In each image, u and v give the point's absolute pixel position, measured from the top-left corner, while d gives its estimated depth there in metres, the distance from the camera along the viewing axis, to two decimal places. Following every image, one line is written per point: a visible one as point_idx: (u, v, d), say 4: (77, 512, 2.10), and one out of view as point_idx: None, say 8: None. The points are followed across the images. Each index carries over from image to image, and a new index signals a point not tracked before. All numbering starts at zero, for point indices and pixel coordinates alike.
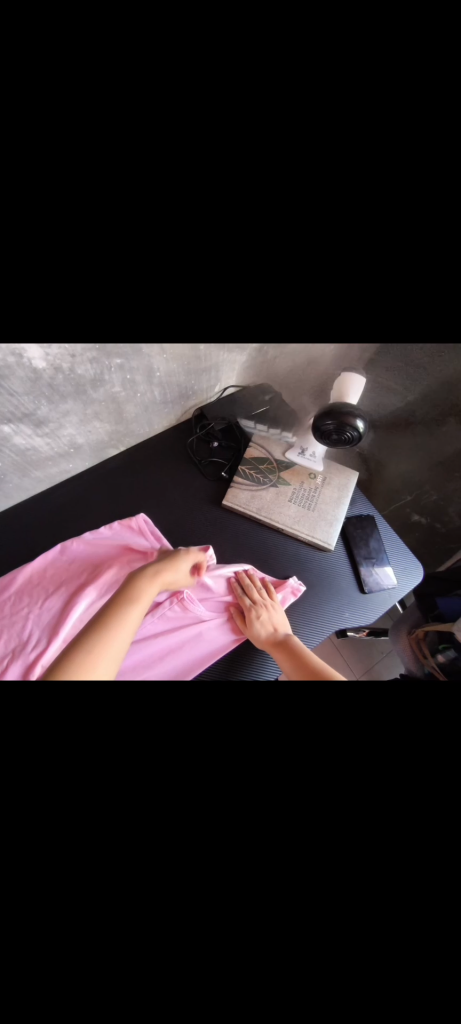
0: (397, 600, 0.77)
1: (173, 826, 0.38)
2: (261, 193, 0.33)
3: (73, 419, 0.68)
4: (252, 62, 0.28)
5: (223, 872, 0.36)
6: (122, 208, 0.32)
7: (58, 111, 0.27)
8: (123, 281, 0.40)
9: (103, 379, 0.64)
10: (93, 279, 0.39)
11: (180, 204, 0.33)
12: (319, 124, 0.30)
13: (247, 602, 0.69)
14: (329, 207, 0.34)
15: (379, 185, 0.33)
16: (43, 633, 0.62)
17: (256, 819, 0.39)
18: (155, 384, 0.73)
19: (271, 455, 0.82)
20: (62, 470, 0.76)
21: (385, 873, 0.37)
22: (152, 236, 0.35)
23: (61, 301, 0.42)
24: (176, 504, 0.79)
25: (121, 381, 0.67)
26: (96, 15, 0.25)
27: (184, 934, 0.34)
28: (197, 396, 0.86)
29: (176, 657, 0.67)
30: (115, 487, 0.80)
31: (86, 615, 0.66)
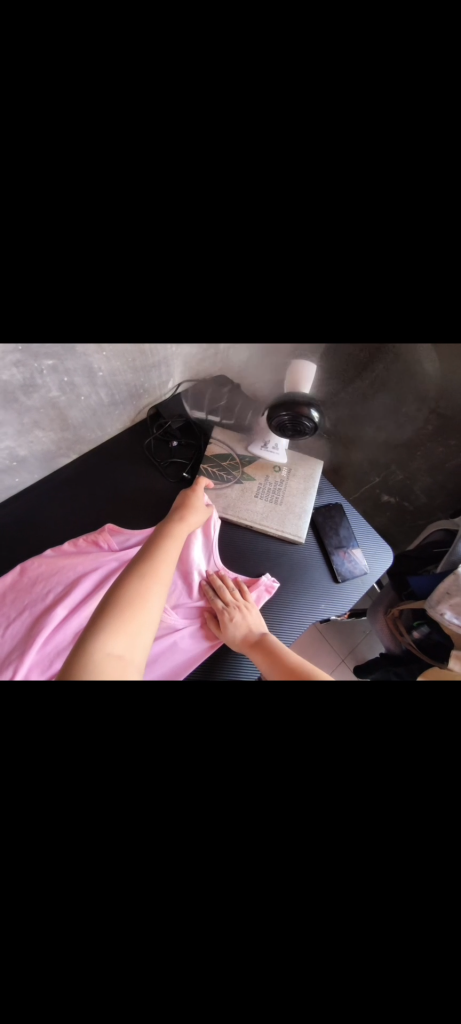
0: (371, 585, 0.78)
1: (148, 878, 0.33)
2: (171, 157, 0.29)
3: (11, 429, 0.61)
4: (140, 55, 0.26)
5: (210, 929, 0.32)
6: (32, 198, 0.29)
7: None
8: (38, 277, 0.35)
9: (37, 383, 0.58)
10: (9, 275, 0.34)
11: (75, 183, 0.29)
12: (220, 113, 0.28)
13: (217, 602, 0.66)
14: (248, 184, 0.31)
15: (296, 161, 0.30)
16: (8, 662, 0.57)
17: (240, 855, 0.35)
18: (99, 384, 0.68)
19: (233, 450, 0.79)
20: (7, 486, 0.69)
21: (387, 883, 0.35)
22: (69, 231, 0.32)
23: None
24: (138, 512, 0.75)
25: (59, 384, 0.61)
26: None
27: (177, 1008, 0.31)
28: (150, 396, 0.81)
29: (156, 668, 0.63)
30: (74, 498, 0.75)
31: (54, 638, 0.59)
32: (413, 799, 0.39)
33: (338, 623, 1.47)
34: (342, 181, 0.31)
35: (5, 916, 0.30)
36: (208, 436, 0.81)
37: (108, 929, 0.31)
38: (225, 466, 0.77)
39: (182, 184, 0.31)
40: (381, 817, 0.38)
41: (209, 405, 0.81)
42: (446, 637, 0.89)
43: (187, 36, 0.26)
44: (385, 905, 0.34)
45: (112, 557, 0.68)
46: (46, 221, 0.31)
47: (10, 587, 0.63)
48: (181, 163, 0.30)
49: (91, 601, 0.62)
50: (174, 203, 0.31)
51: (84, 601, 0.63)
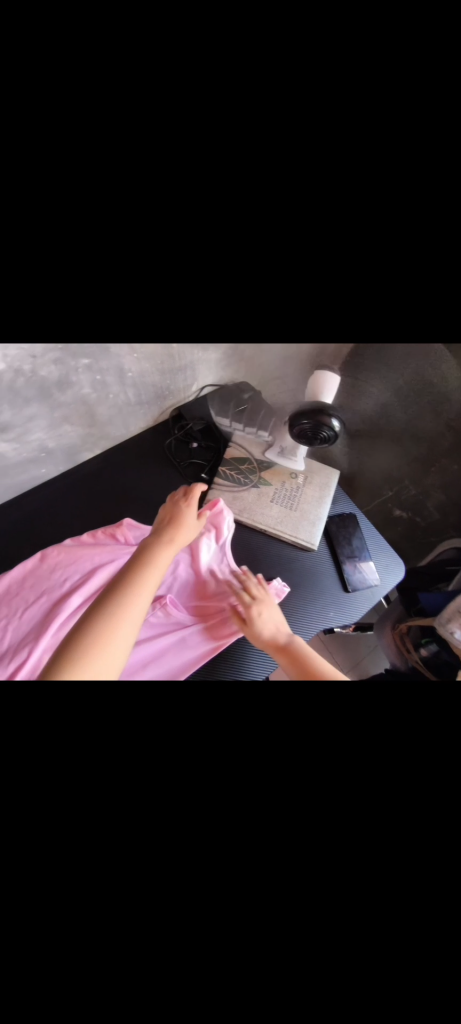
0: (381, 596, 0.78)
1: (151, 861, 0.34)
2: (222, 159, 0.30)
3: (42, 423, 0.64)
4: (202, 69, 0.26)
5: (208, 922, 0.33)
6: (85, 206, 0.31)
7: (32, 105, 0.26)
8: (84, 279, 0.37)
9: (71, 380, 0.61)
10: (57, 277, 0.36)
11: (123, 179, 0.30)
12: (274, 127, 0.29)
13: (253, 603, 0.65)
14: (293, 199, 0.32)
15: (343, 176, 0.31)
16: (24, 645, 0.58)
17: (240, 849, 0.36)
18: (128, 384, 0.70)
19: (251, 454, 0.80)
20: (32, 477, 0.72)
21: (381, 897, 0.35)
22: (116, 238, 0.33)
23: (31, 303, 0.39)
24: (156, 510, 0.77)
25: (91, 382, 0.64)
26: (52, 17, 0.24)
27: (165, 1019, 0.32)
28: (173, 398, 0.83)
29: (162, 663, 0.64)
30: (95, 492, 0.77)
31: (69, 623, 0.61)
32: (418, 810, 0.38)
33: (343, 635, 1.46)
34: (386, 199, 0.32)
35: (14, 887, 0.31)
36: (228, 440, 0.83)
37: (108, 914, 0.32)
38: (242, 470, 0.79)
39: (229, 184, 0.31)
40: (384, 827, 0.38)
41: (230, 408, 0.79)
42: (454, 656, 0.88)
43: (250, 55, 0.26)
44: (379, 920, 0.34)
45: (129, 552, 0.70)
46: (97, 229, 0.32)
47: (30, 573, 0.66)
48: (231, 168, 0.30)
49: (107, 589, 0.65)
50: (217, 204, 0.32)
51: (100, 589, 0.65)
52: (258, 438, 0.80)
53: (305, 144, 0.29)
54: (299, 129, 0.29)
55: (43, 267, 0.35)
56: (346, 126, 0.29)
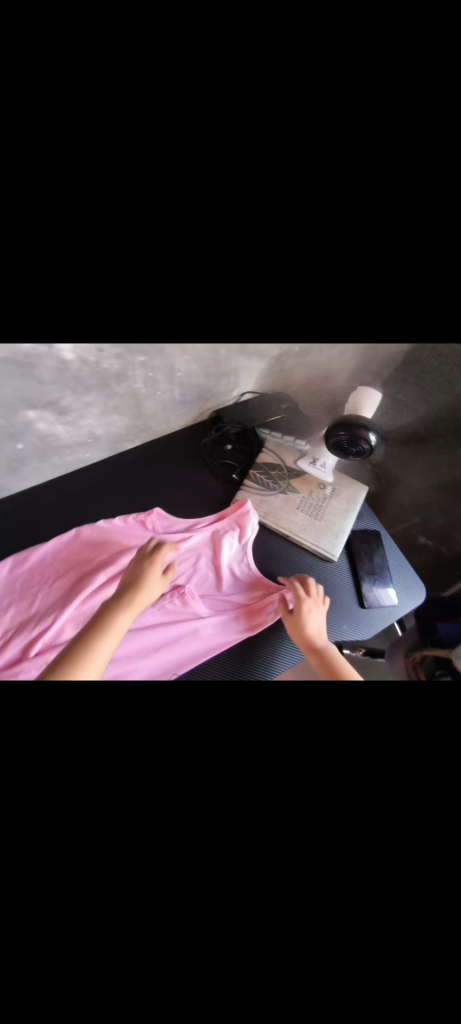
0: (397, 617, 0.77)
1: (152, 834, 0.39)
2: (322, 204, 0.32)
3: (94, 411, 0.68)
4: (302, 107, 0.28)
5: (198, 893, 0.36)
6: (170, 221, 0.33)
7: (133, 122, 0.28)
8: (154, 283, 0.39)
9: (127, 375, 0.65)
10: (132, 283, 0.39)
11: (214, 213, 0.33)
12: (361, 162, 0.30)
13: (304, 603, 0.67)
14: (365, 231, 0.34)
15: (418, 212, 0.32)
16: (49, 611, 0.67)
17: (232, 838, 0.38)
18: (176, 384, 0.73)
19: (283, 460, 0.83)
20: (78, 459, 0.77)
21: (361, 892, 0.38)
22: (194, 253, 0.36)
23: (104, 303, 0.42)
24: (186, 504, 0.80)
25: (143, 380, 0.68)
26: (174, 50, 0.26)
27: (150, 951, 0.35)
28: (214, 398, 0.83)
29: (173, 650, 0.67)
30: (130, 480, 0.81)
31: (90, 599, 0.68)
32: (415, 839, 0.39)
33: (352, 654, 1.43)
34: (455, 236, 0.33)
35: None
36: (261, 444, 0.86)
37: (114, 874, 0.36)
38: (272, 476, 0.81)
39: (328, 234, 0.34)
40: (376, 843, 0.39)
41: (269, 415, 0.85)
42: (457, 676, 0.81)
43: (350, 96, 0.28)
44: (358, 918, 0.37)
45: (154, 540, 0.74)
46: (181, 246, 0.35)
47: (64, 546, 0.72)
48: (314, 197, 0.32)
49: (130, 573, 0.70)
50: (293, 233, 0.34)
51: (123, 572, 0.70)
52: (293, 446, 0.83)
53: (387, 181, 0.31)
54: (384, 166, 0.30)
55: (114, 273, 0.38)
56: (430, 165, 0.30)
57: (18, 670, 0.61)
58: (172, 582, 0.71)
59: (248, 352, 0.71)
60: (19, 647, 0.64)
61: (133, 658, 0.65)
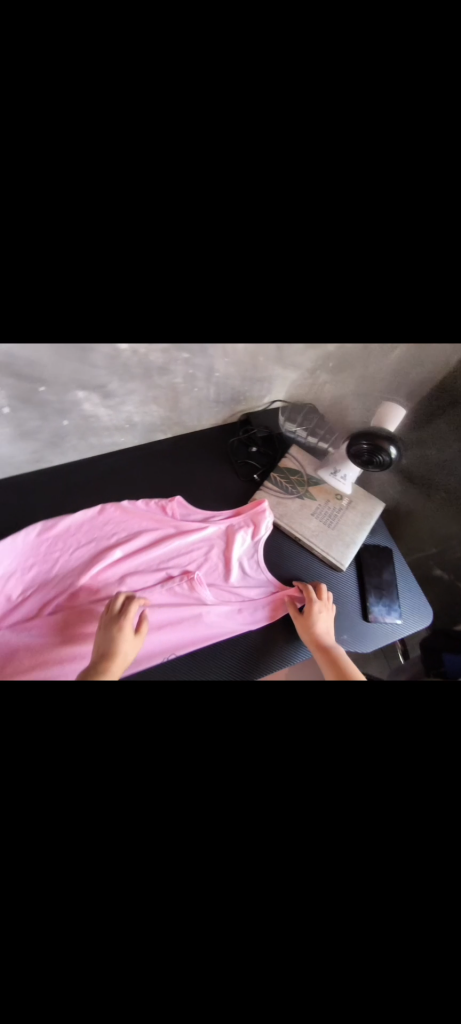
0: (399, 634, 0.77)
1: (130, 814, 0.37)
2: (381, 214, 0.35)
3: (135, 399, 0.73)
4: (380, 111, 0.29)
5: (169, 880, 0.35)
6: (235, 222, 0.35)
7: (210, 123, 0.30)
8: (208, 284, 0.41)
9: (168, 370, 0.69)
10: (188, 283, 0.41)
11: (280, 216, 0.35)
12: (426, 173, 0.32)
13: (314, 603, 0.69)
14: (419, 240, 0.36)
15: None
16: (67, 575, 0.72)
17: (210, 822, 0.37)
18: (212, 383, 0.76)
19: (303, 468, 0.84)
20: (114, 441, 0.82)
21: (335, 911, 0.35)
22: (254, 252, 0.38)
23: (160, 301, 0.44)
24: (206, 495, 0.84)
25: (183, 374, 0.71)
26: (264, 48, 0.28)
27: (116, 944, 0.33)
28: (246, 403, 0.87)
29: (174, 630, 0.70)
30: (157, 467, 0.86)
31: (105, 569, 0.73)
32: (405, 851, 0.37)
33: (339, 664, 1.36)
34: None
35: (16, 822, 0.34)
36: (285, 451, 0.88)
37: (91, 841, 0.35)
38: (291, 481, 0.83)
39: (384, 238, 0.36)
40: (360, 846, 0.37)
41: (299, 417, 0.87)
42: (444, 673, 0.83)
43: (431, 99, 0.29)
44: (334, 929, 0.35)
45: (171, 526, 0.77)
46: (241, 247, 0.37)
47: (89, 520, 0.77)
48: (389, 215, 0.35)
49: (144, 551, 0.74)
50: (345, 243, 0.37)
51: (138, 549, 0.75)
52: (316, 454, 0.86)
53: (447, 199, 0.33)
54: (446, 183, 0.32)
55: (172, 271, 0.40)
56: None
57: (32, 622, 0.68)
58: (182, 567, 0.74)
59: (283, 358, 0.74)
60: (36, 603, 0.70)
61: None
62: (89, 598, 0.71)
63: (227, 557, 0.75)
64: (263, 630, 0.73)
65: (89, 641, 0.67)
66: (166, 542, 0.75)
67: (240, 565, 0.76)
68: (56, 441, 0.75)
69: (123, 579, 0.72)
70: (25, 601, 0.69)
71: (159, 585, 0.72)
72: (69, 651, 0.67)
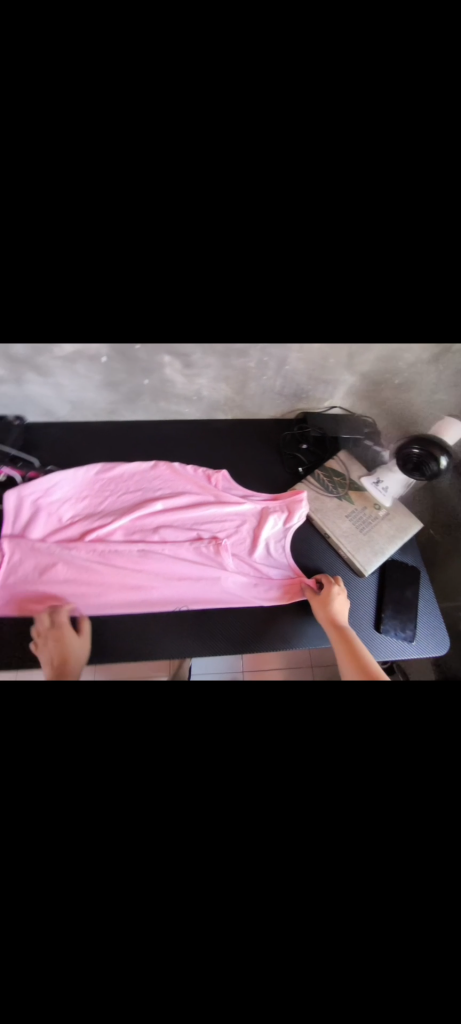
0: (409, 652, 0.75)
1: None
2: None
3: (210, 375, 0.78)
4: None
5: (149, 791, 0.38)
6: None
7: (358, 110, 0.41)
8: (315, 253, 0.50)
9: (246, 354, 0.72)
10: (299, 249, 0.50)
11: None
12: None
13: (334, 588, 0.73)
14: None
15: None
16: (110, 514, 0.80)
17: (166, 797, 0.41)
18: (282, 375, 0.79)
19: (347, 471, 0.86)
20: (179, 410, 0.89)
21: (287, 846, 0.50)
22: None
23: (266, 263, 0.54)
24: (250, 475, 0.90)
25: (257, 361, 0.75)
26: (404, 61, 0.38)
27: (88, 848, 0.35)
28: (308, 401, 0.88)
29: (194, 585, 0.75)
30: (211, 442, 0.92)
31: (146, 516, 0.80)
32: None
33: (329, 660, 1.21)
34: None
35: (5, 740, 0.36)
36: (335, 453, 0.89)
37: None
38: (334, 482, 0.85)
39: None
40: None
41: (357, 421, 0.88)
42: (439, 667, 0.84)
43: None
44: (286, 843, 0.50)
45: (212, 494, 0.83)
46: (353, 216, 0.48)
47: (141, 472, 0.84)
48: None
49: (183, 509, 0.80)
50: None
51: (178, 507, 0.81)
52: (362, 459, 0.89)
53: None
54: None
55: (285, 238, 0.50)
56: None
57: (72, 547, 0.75)
58: (212, 532, 0.79)
59: (352, 363, 0.75)
60: (80, 532, 0.77)
61: (159, 577, 0.75)
62: (126, 537, 0.78)
63: (257, 533, 0.79)
64: (273, 609, 0.76)
65: (115, 572, 0.75)
66: (204, 506, 0.81)
67: (267, 544, 0.79)
68: (131, 399, 0.84)
69: (159, 529, 0.79)
70: (71, 528, 0.77)
71: (189, 542, 0.78)
72: (96, 575, 0.75)
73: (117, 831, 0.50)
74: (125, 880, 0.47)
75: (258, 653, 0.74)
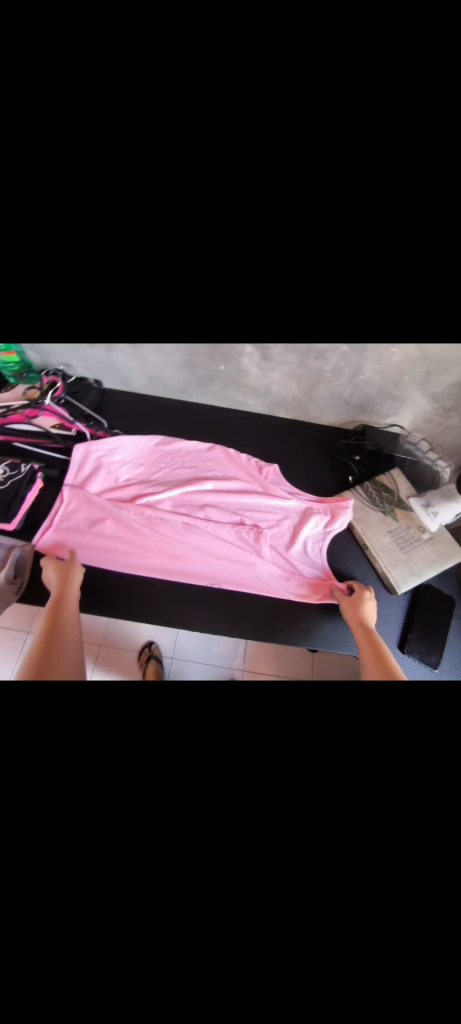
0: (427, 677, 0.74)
1: None
2: None
3: (283, 373, 0.81)
4: None
5: None
6: None
7: None
8: None
9: (323, 358, 0.74)
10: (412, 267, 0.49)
11: None
12: None
13: (365, 595, 0.73)
14: None
15: None
16: (162, 484, 0.83)
17: None
18: (353, 384, 0.80)
19: (396, 489, 0.84)
20: (244, 400, 0.93)
21: (357, 933, 0.38)
22: None
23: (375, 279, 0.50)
24: (299, 475, 0.92)
25: (333, 366, 0.76)
26: None
27: None
28: (370, 415, 0.89)
29: (231, 568, 0.78)
30: (267, 437, 0.95)
31: (195, 494, 0.82)
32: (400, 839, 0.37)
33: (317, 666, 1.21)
34: None
35: None
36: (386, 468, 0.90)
37: None
38: (381, 496, 0.84)
39: None
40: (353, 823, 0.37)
41: (416, 441, 0.89)
42: None
43: None
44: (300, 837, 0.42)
45: (260, 486, 0.84)
46: None
47: (199, 452, 0.87)
48: None
49: (232, 494, 0.82)
50: None
51: (227, 491, 0.84)
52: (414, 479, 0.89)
53: None
54: None
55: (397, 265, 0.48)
56: None
57: (123, 508, 0.79)
58: (255, 522, 0.81)
59: (427, 385, 0.76)
60: (132, 496, 0.81)
61: (199, 554, 0.78)
62: (174, 509, 0.81)
63: (299, 534, 0.80)
64: (298, 605, 0.79)
65: (158, 538, 0.79)
66: (252, 495, 0.82)
67: (305, 544, 0.80)
68: (203, 383, 0.88)
69: (206, 509, 0.81)
70: (125, 491, 0.81)
71: (233, 527, 0.80)
72: (141, 537, 0.79)
73: (101, 830, 0.41)
74: (122, 860, 0.39)
75: (276, 640, 0.77)
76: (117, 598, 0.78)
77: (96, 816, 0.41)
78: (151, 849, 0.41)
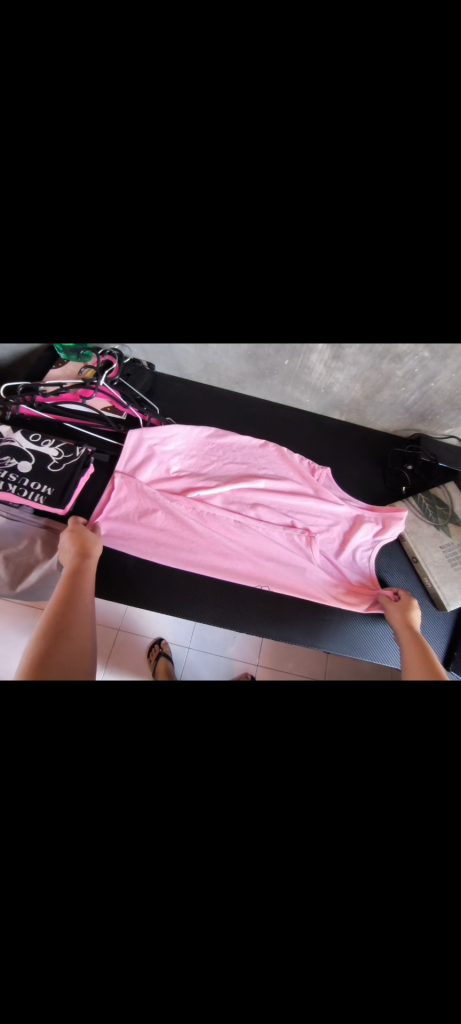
0: None
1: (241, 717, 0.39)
2: None
3: (349, 374, 0.78)
4: None
5: (250, 802, 0.34)
6: None
7: None
8: None
9: (398, 362, 0.71)
10: None
11: None
12: None
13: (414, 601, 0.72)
14: None
15: None
16: (212, 479, 0.81)
17: (274, 811, 0.34)
18: (420, 391, 0.77)
19: (451, 502, 0.82)
20: (299, 398, 0.90)
21: None
22: None
23: None
24: (348, 480, 0.90)
25: (405, 372, 0.73)
26: None
27: (198, 842, 0.32)
28: (427, 424, 0.87)
29: (278, 569, 0.77)
30: (317, 437, 0.93)
31: (246, 490, 0.80)
32: None
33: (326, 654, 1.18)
34: None
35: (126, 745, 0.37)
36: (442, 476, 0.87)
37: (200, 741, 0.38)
38: (435, 510, 0.82)
39: None
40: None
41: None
42: None
43: None
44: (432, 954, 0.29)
45: (312, 488, 0.81)
46: None
47: (253, 449, 0.84)
48: None
49: (284, 494, 0.80)
50: None
51: (278, 490, 0.81)
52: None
53: None
54: None
55: None
56: None
57: (173, 501, 0.77)
58: (307, 525, 0.79)
59: None
60: (182, 489, 0.79)
61: (247, 554, 0.77)
62: (224, 505, 0.79)
63: (351, 541, 0.77)
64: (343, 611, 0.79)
65: (209, 533, 0.77)
66: (304, 497, 0.80)
67: (355, 551, 0.78)
68: (260, 377, 0.85)
69: (256, 509, 0.79)
70: (176, 482, 0.79)
71: (284, 529, 0.79)
72: (190, 531, 0.77)
73: (176, 867, 0.31)
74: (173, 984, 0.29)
75: (316, 646, 0.77)
76: (162, 591, 0.77)
77: (167, 856, 0.32)
78: (235, 906, 0.31)
